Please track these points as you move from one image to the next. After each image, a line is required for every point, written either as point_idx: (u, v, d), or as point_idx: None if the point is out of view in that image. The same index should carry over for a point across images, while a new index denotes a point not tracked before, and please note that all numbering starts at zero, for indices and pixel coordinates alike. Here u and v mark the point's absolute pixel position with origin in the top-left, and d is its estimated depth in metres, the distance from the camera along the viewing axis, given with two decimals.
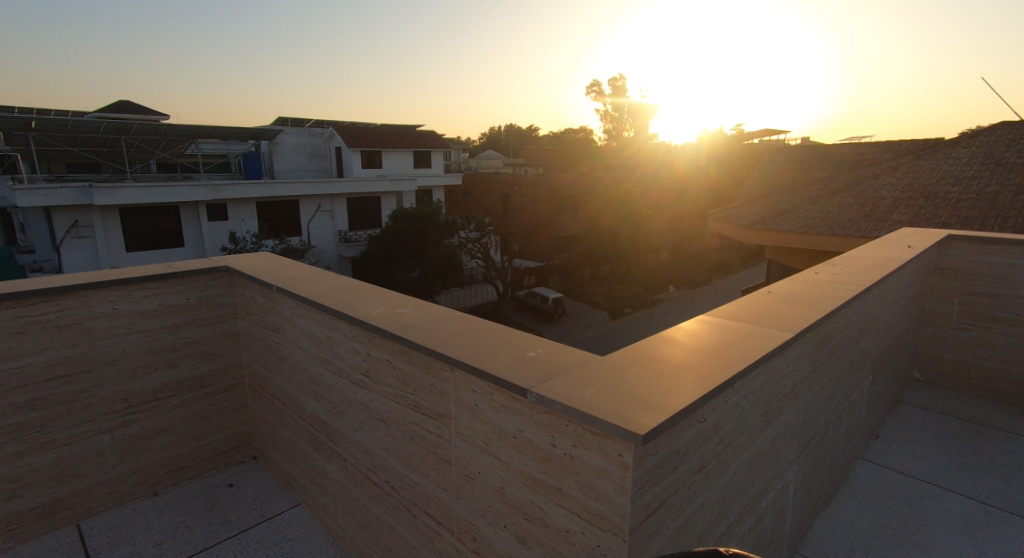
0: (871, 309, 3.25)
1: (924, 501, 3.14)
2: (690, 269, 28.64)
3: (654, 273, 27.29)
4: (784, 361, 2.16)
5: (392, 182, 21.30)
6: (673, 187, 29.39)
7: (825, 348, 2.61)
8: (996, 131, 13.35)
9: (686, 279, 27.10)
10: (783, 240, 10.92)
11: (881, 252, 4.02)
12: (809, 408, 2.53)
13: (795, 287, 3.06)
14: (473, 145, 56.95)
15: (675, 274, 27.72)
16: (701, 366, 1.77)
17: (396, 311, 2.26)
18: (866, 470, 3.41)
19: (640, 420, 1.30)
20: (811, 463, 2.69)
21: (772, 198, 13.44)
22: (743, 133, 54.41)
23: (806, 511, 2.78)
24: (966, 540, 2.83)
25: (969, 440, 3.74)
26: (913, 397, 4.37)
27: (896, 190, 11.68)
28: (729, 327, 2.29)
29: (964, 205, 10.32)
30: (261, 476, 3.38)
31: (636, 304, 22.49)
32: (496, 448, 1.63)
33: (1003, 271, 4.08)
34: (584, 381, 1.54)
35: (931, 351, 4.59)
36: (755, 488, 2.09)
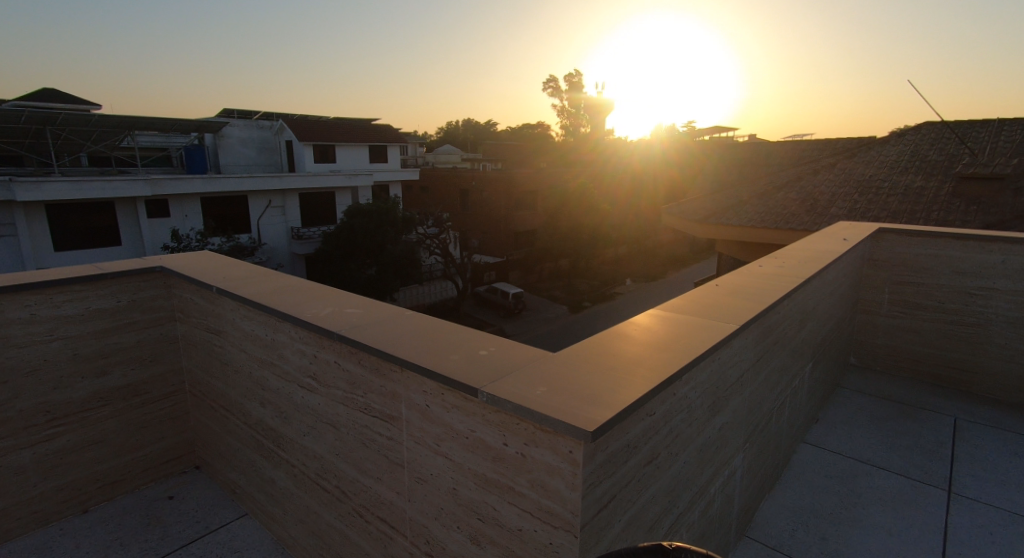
0: (811, 301, 3.40)
1: (858, 480, 3.31)
2: (647, 264, 29.22)
3: (612, 269, 27.70)
4: (729, 351, 2.23)
5: (345, 177, 20.76)
6: (630, 183, 29.93)
7: (768, 338, 2.71)
8: (921, 130, 14.26)
9: (643, 273, 27.64)
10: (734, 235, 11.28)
11: (820, 244, 4.22)
12: (754, 395, 2.62)
13: (742, 280, 3.16)
14: (429, 139, 56.21)
15: (631, 268, 28.27)
16: (652, 360, 1.80)
17: (344, 311, 2.19)
18: (807, 454, 3.56)
19: (589, 416, 1.30)
20: (756, 448, 2.80)
21: (722, 193, 13.91)
22: (693, 130, 55.95)
23: (753, 494, 2.88)
24: (896, 514, 3.01)
25: (899, 421, 3.98)
26: (851, 381, 4.61)
27: (835, 186, 12.28)
28: (678, 320, 2.34)
29: (896, 200, 10.97)
30: (205, 487, 3.23)
31: (595, 297, 22.81)
32: (448, 449, 1.61)
33: (927, 262, 4.36)
34: (536, 378, 1.53)
35: (865, 338, 4.84)
36: (703, 476, 2.15)
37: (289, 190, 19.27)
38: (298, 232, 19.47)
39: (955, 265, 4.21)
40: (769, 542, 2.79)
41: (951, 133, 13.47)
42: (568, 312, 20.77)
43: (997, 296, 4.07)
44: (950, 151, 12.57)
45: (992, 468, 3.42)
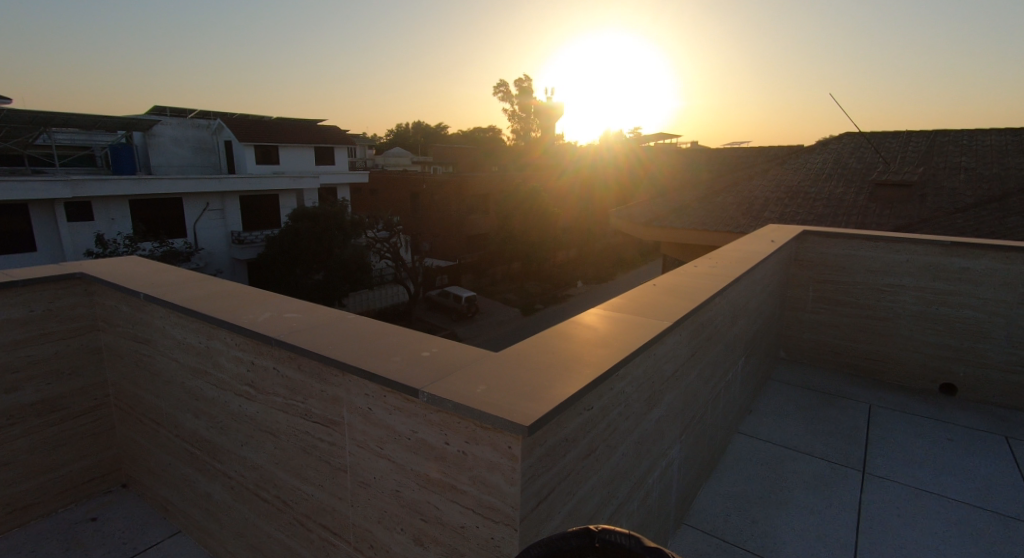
0: (741, 299, 3.60)
1: (785, 465, 3.53)
2: (597, 266, 29.77)
3: (564, 271, 28.06)
4: (663, 347, 2.33)
5: (290, 180, 20.10)
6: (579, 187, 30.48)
7: (701, 333, 2.85)
8: (842, 140, 15.31)
9: (593, 275, 28.17)
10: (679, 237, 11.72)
11: (750, 245, 4.45)
12: (689, 388, 2.75)
13: (677, 279, 3.29)
14: (377, 141, 55.26)
15: (582, 271, 28.72)
16: (591, 357, 1.87)
17: (283, 316, 2.14)
18: (742, 443, 3.75)
19: (526, 412, 1.34)
20: (692, 439, 2.93)
21: (666, 197, 14.41)
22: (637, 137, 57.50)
23: (689, 483, 3.01)
24: (820, 495, 3.23)
25: (823, 409, 4.26)
26: (781, 373, 4.88)
27: (767, 191, 12.96)
28: (617, 318, 2.43)
29: (821, 204, 11.72)
30: (133, 507, 3.07)
31: (547, 300, 23.08)
32: (391, 451, 1.60)
33: (844, 261, 4.70)
34: (478, 377, 1.56)
35: (793, 334, 5.13)
36: (641, 467, 2.24)
37: (228, 192, 18.43)
38: (239, 236, 18.67)
39: (869, 264, 4.57)
40: (706, 528, 2.93)
41: (868, 143, 14.52)
42: (520, 315, 20.89)
43: (904, 290, 4.46)
44: (866, 160, 13.57)
45: (901, 448, 3.73)
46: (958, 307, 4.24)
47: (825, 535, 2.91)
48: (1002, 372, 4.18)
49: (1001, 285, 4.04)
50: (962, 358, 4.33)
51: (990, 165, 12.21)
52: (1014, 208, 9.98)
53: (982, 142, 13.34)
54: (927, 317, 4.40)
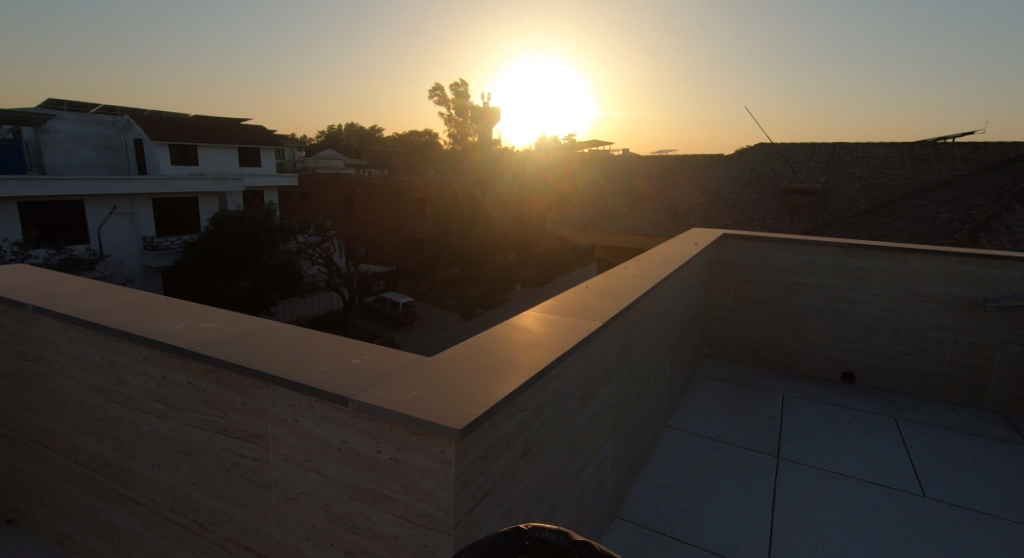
0: (668, 300, 3.75)
1: (709, 455, 3.71)
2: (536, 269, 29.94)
3: (503, 274, 28.03)
4: (595, 346, 2.40)
5: (209, 181, 18.99)
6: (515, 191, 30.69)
7: (631, 331, 2.95)
8: (757, 149, 16.36)
9: (531, 279, 28.36)
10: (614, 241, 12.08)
11: (676, 248, 4.66)
12: (620, 385, 2.84)
13: (607, 281, 3.38)
14: (308, 143, 53.28)
15: (520, 275, 28.88)
16: (522, 358, 1.89)
17: (200, 326, 2.01)
18: (670, 438, 3.90)
19: (458, 415, 1.34)
20: (624, 436, 3.03)
21: (599, 202, 14.81)
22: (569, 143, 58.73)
23: (622, 478, 3.11)
24: (742, 482, 3.42)
25: (743, 401, 4.51)
26: (707, 369, 5.13)
27: (692, 197, 13.61)
28: (551, 320, 2.47)
29: (739, 209, 12.45)
30: (22, 543, 2.78)
31: (487, 304, 22.98)
32: (319, 463, 1.54)
33: (760, 262, 5.02)
34: (411, 382, 1.53)
35: (716, 331, 5.38)
36: (576, 464, 2.29)
37: (139, 194, 17.18)
38: (152, 241, 17.31)
39: (782, 265, 4.91)
40: (639, 521, 3.02)
41: (779, 153, 15.61)
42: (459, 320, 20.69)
43: (810, 288, 4.84)
44: (778, 168, 14.57)
45: (812, 434, 4.01)
46: (855, 302, 4.66)
47: (746, 518, 3.08)
48: (893, 360, 4.61)
49: (889, 281, 4.50)
50: (860, 349, 4.75)
51: (881, 175, 13.48)
52: (902, 212, 11.07)
53: (876, 153, 14.67)
54: (830, 312, 4.79)
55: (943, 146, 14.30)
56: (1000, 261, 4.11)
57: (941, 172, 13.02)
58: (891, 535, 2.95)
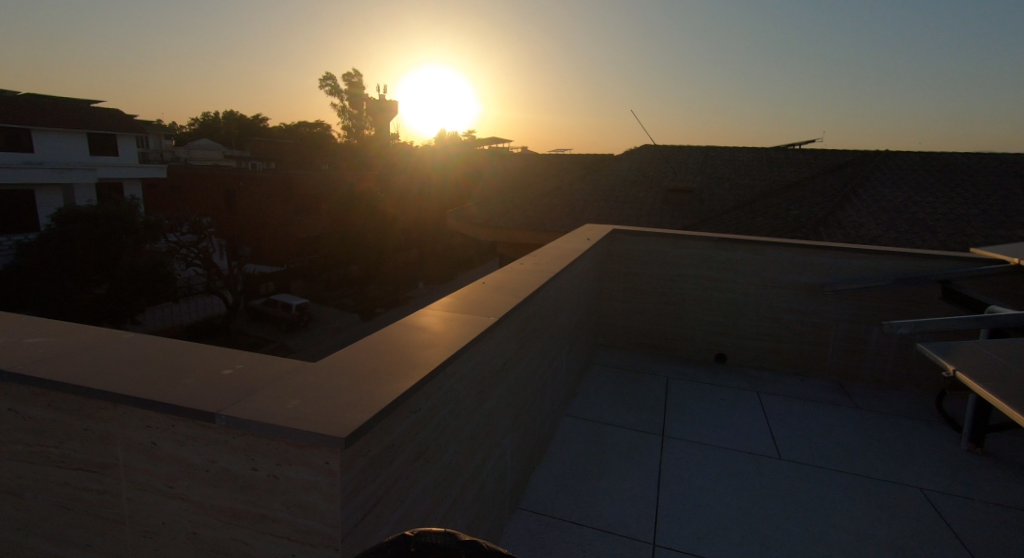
0: (563, 293, 3.87)
1: (603, 440, 3.87)
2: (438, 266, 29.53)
3: (404, 272, 27.22)
4: (491, 341, 2.41)
5: (53, 172, 16.63)
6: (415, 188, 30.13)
7: (527, 326, 3.00)
8: (644, 150, 17.40)
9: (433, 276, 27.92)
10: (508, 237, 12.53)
11: (569, 243, 4.81)
12: (517, 379, 2.88)
13: (503, 277, 3.40)
14: (183, 132, 48.51)
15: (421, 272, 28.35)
16: (415, 356, 1.85)
17: (29, 343, 1.71)
18: (567, 426, 4.01)
19: (345, 422, 1.26)
20: (522, 428, 3.07)
21: (497, 199, 15.01)
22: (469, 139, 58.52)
23: (522, 470, 3.14)
24: (633, 463, 3.61)
25: (633, 387, 4.75)
26: (601, 358, 5.34)
27: (585, 194, 14.20)
28: (446, 317, 2.44)
29: (628, 208, 13.30)
30: None
31: (389, 304, 22.18)
32: (184, 489, 1.38)
33: (647, 254, 5.33)
34: (294, 391, 1.43)
35: (609, 321, 5.60)
36: (474, 461, 2.28)
37: None
38: None
39: (664, 258, 5.26)
40: (538, 509, 3.08)
41: (662, 154, 16.73)
42: (358, 321, 19.81)
43: (688, 278, 5.24)
44: (661, 168, 15.59)
45: (693, 412, 4.34)
46: (727, 291, 5.12)
47: (635, 496, 3.26)
48: (757, 342, 5.13)
49: (753, 270, 5.00)
50: (731, 333, 5.20)
51: (745, 176, 14.91)
52: (761, 210, 12.34)
53: (744, 156, 16.15)
54: (705, 300, 5.22)
55: (793, 151, 16.15)
56: (836, 251, 4.76)
57: (791, 175, 14.69)
58: (755, 497, 3.27)
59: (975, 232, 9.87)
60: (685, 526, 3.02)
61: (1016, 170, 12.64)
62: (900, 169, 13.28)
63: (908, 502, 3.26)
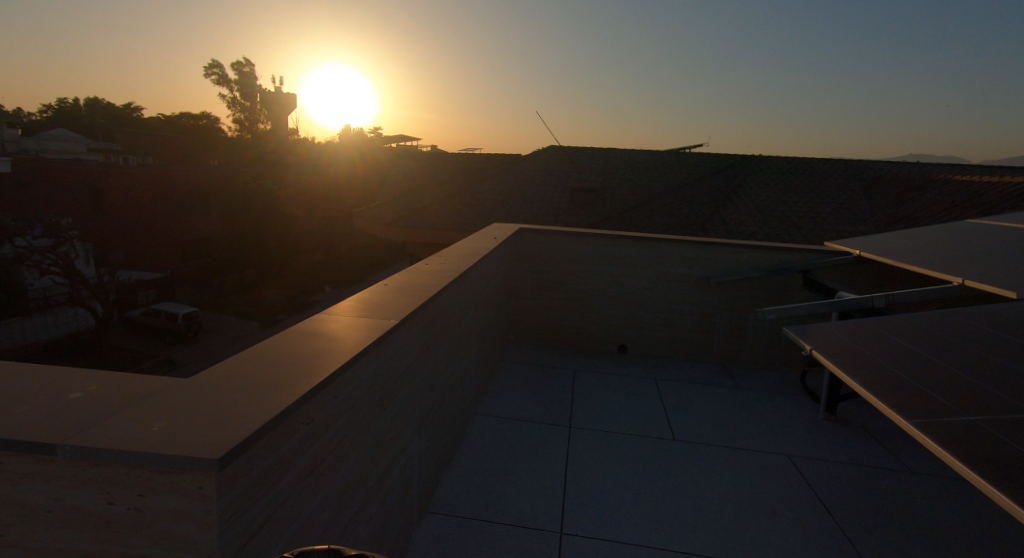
0: (470, 292, 3.86)
1: (512, 435, 3.91)
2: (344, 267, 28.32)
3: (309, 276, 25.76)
4: (393, 344, 2.34)
5: None
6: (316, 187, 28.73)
7: (432, 327, 2.95)
8: (549, 149, 17.89)
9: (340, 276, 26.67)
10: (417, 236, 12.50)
11: (475, 242, 4.80)
12: (423, 382, 2.82)
13: (407, 278, 3.30)
14: (40, 121, 42.79)
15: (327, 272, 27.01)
16: (307, 363, 1.74)
17: None
18: (478, 425, 4.01)
19: (217, 441, 1.15)
20: (431, 431, 3.02)
21: (407, 198, 14.78)
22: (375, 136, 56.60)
23: (431, 473, 3.08)
24: (541, 456, 3.68)
25: (542, 381, 4.85)
26: (511, 354, 5.38)
27: (494, 192, 14.36)
28: (346, 320, 2.34)
29: (535, 206, 13.65)
30: None
31: (293, 309, 20.81)
32: (22, 535, 1.19)
33: (553, 252, 5.46)
34: (162, 410, 1.29)
35: (519, 318, 5.66)
36: (378, 468, 2.21)
37: None
38: None
39: (570, 255, 5.41)
40: (448, 510, 3.04)
41: (567, 154, 17.29)
42: (258, 329, 18.29)
43: (591, 274, 5.43)
44: (565, 168, 16.10)
45: (598, 402, 4.50)
46: (625, 285, 5.38)
47: (542, 489, 3.32)
48: (655, 332, 5.42)
49: (649, 266, 5.29)
50: (631, 324, 5.45)
51: (641, 176, 15.77)
52: (656, 208, 13.13)
53: (641, 157, 17.06)
54: (607, 295, 5.44)
55: (683, 153, 17.31)
56: (720, 246, 5.15)
57: (683, 176, 15.73)
58: (654, 479, 3.46)
59: (831, 228, 11.16)
60: (590, 512, 3.12)
61: (863, 174, 14.43)
62: (772, 172, 14.68)
63: (781, 470, 3.60)
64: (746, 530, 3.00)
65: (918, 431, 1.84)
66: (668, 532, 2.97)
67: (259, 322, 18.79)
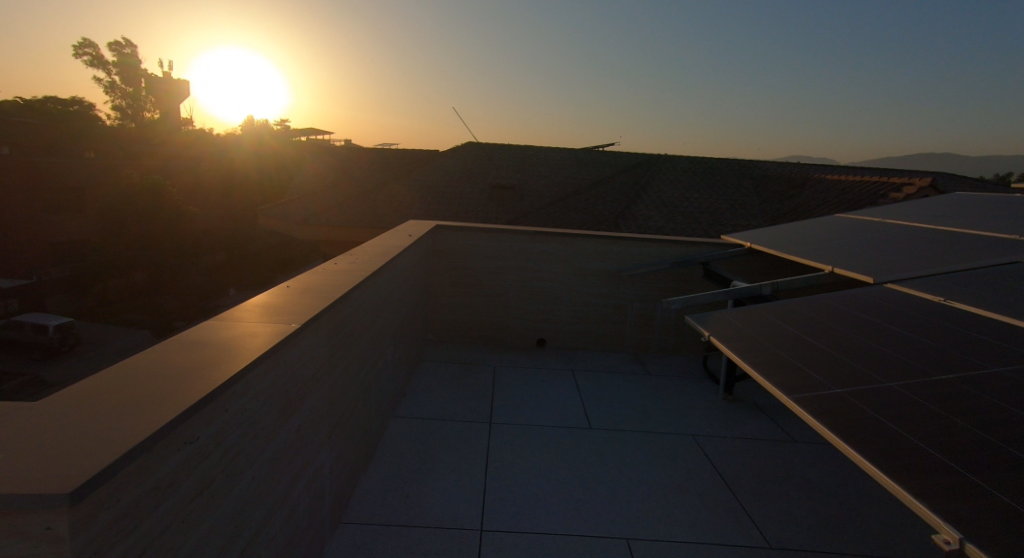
0: (382, 291, 3.73)
1: (431, 436, 3.83)
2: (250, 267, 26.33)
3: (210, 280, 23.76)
4: (297, 350, 2.20)
5: None
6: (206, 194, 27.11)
7: (341, 330, 2.81)
8: (465, 145, 17.79)
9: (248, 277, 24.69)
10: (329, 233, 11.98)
11: (389, 240, 4.64)
12: (332, 388, 2.68)
13: (313, 279, 3.13)
14: None
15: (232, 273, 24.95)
16: (189, 375, 1.58)
17: None
18: (396, 427, 3.90)
19: (72, 472, 1.01)
20: (342, 439, 2.88)
21: (318, 194, 14.14)
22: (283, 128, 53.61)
23: (344, 482, 2.94)
24: (462, 456, 3.62)
25: (461, 379, 4.79)
26: (430, 354, 5.28)
27: (412, 188, 14.09)
28: (243, 325, 2.17)
29: (452, 203, 13.54)
30: None
31: (194, 316, 19.02)
32: None
33: (469, 249, 5.42)
34: (1, 441, 1.11)
35: (437, 316, 5.56)
36: (282, 482, 2.07)
37: None
38: None
39: (485, 252, 5.40)
40: (362, 519, 2.92)
41: (483, 150, 17.28)
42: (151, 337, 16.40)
43: (508, 270, 5.44)
44: (481, 164, 16.09)
45: (519, 396, 4.52)
46: (541, 280, 5.45)
47: (463, 487, 3.29)
48: (571, 325, 5.53)
49: (563, 260, 5.40)
50: (548, 319, 5.53)
51: (555, 173, 16.10)
52: (571, 204, 13.46)
53: (555, 155, 17.40)
54: (525, 290, 5.48)
55: (595, 151, 17.87)
56: (628, 241, 5.35)
57: (594, 174, 16.24)
58: (571, 469, 3.52)
59: (727, 222, 11.99)
60: (508, 506, 3.12)
61: (754, 173, 15.62)
62: (675, 170, 15.51)
63: (688, 450, 3.81)
64: (658, 509, 3.14)
65: (798, 406, 2.00)
66: (585, 519, 3.04)
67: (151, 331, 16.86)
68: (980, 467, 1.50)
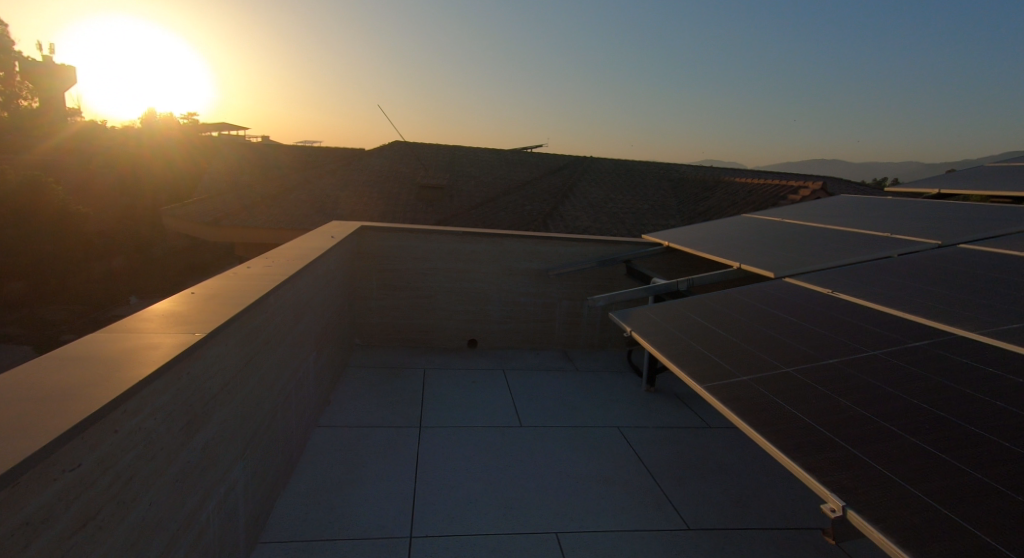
0: (302, 294, 3.54)
1: (358, 444, 3.68)
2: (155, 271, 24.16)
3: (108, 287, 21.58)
4: (203, 361, 2.02)
5: None
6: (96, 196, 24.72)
7: (255, 337, 2.63)
8: (391, 144, 17.38)
9: (152, 283, 22.66)
10: (245, 235, 11.30)
11: (309, 242, 4.43)
12: (245, 398, 2.50)
13: (224, 283, 2.91)
14: None
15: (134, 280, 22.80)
16: (71, 394, 1.41)
17: None
18: (320, 438, 3.72)
19: None
20: (258, 454, 2.69)
21: (232, 194, 13.33)
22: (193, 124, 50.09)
23: (260, 500, 2.75)
24: (390, 463, 3.51)
25: (388, 384, 4.65)
26: (356, 359, 5.09)
27: (336, 188, 13.56)
28: (141, 336, 1.97)
29: (378, 203, 13.17)
30: None
31: (88, 329, 17.21)
32: None
33: (395, 250, 5.28)
34: None
35: (364, 320, 5.38)
36: (186, 506, 1.89)
37: None
38: None
39: (412, 253, 5.29)
40: (282, 538, 2.75)
41: (410, 149, 16.95)
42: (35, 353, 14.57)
43: (437, 271, 5.35)
44: (408, 164, 15.77)
45: (449, 398, 4.45)
46: (469, 281, 5.41)
47: (392, 494, 3.18)
48: (500, 325, 5.53)
49: (491, 260, 5.38)
50: (478, 319, 5.49)
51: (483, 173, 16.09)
52: (500, 205, 13.51)
53: (482, 155, 17.38)
54: (454, 291, 5.41)
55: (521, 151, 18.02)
56: (555, 240, 5.42)
57: (522, 174, 16.39)
58: (502, 468, 3.51)
59: (648, 222, 12.48)
60: (440, 511, 3.06)
61: (672, 176, 16.37)
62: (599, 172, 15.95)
63: (615, 442, 3.90)
64: (585, 500, 3.20)
65: (711, 395, 2.09)
66: (516, 518, 3.03)
67: (36, 346, 14.99)
68: (867, 440, 1.63)
